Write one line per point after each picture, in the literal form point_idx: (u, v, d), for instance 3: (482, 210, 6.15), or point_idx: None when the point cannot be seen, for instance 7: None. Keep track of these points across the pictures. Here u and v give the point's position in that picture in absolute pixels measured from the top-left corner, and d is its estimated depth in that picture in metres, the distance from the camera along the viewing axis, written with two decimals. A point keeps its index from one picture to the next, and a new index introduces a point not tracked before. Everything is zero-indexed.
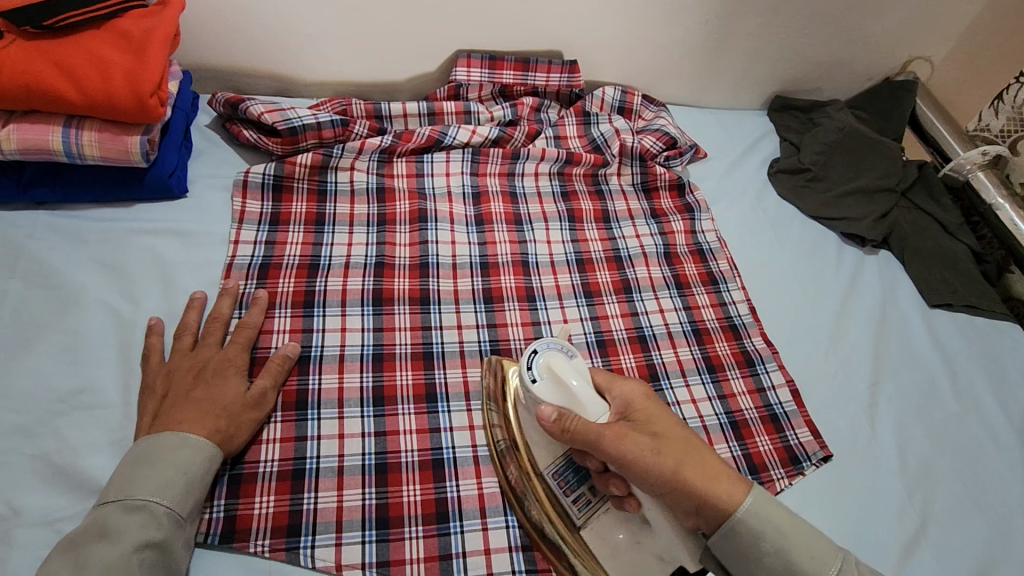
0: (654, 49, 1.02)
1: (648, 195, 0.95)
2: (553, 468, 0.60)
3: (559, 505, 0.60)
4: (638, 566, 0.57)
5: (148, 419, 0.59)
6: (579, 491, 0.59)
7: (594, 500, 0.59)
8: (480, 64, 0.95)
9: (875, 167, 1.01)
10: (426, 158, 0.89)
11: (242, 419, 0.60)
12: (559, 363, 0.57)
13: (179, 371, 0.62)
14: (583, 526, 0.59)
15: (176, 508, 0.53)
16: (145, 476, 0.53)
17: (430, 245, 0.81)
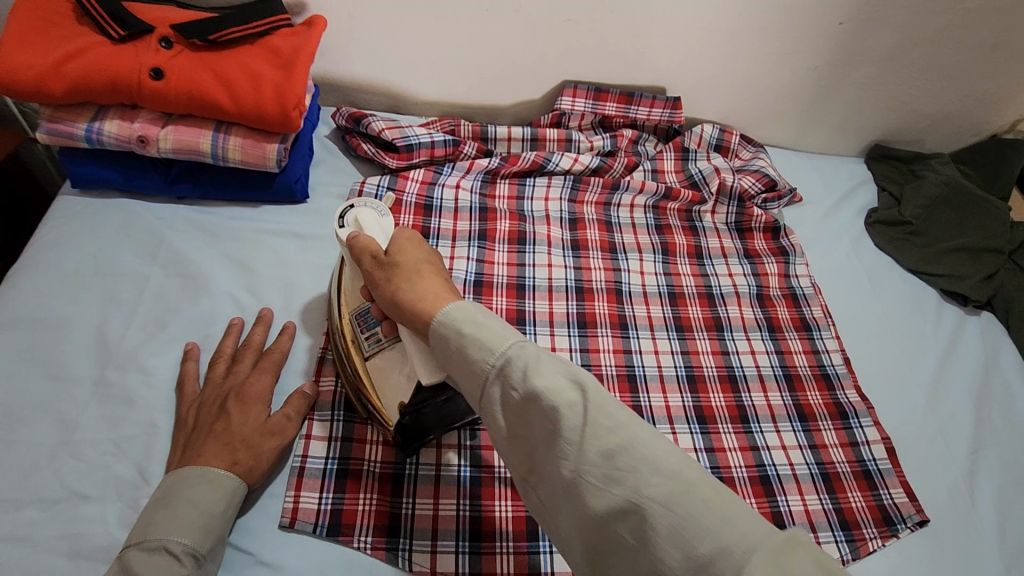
0: (756, 91, 1.02)
1: (741, 234, 0.95)
2: (362, 309, 0.65)
3: (357, 345, 0.64)
4: (397, 392, 0.62)
5: (178, 452, 0.59)
6: (372, 330, 0.64)
7: (383, 339, 0.63)
8: (585, 95, 0.98)
9: (982, 226, 0.98)
10: (528, 182, 0.92)
11: (263, 449, 0.60)
12: (365, 217, 0.61)
13: (208, 402, 0.62)
14: (370, 357, 0.64)
15: (195, 545, 0.53)
16: (164, 509, 0.54)
17: (527, 268, 0.84)
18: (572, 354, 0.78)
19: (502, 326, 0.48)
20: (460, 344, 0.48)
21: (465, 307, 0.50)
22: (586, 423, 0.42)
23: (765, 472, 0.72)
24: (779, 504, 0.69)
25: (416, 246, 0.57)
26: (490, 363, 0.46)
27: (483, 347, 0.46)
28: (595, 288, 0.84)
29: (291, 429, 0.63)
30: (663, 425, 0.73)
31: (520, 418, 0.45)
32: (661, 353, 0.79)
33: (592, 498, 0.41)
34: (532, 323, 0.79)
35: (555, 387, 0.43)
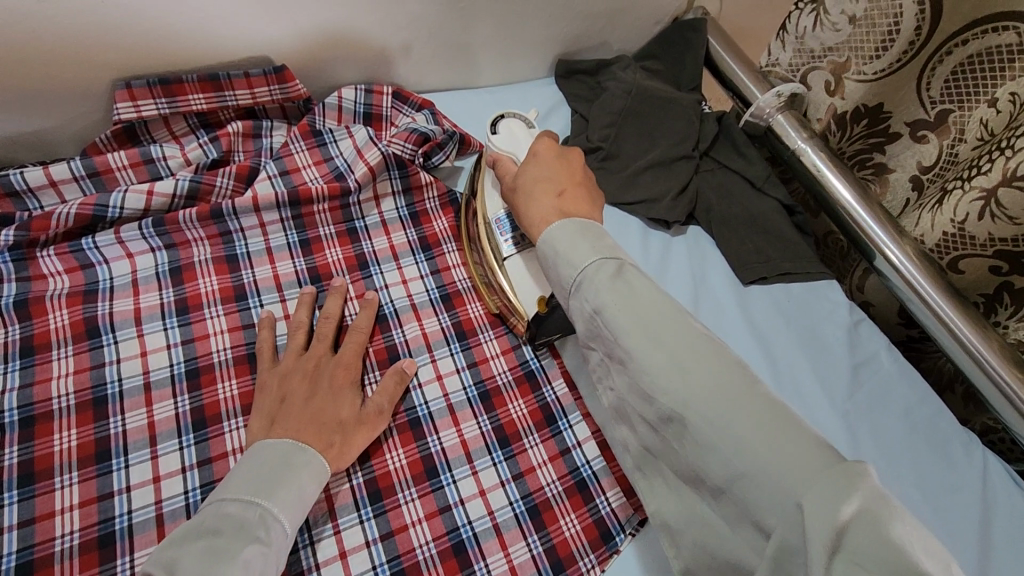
0: (386, 35, 0.81)
1: (415, 221, 0.78)
2: (497, 213, 0.71)
3: (496, 249, 0.70)
4: (541, 288, 0.67)
5: (264, 424, 0.57)
6: (515, 234, 0.69)
7: (523, 242, 0.69)
8: (148, 94, 0.71)
9: (670, 131, 0.89)
10: (87, 243, 0.65)
11: (356, 430, 0.59)
12: (515, 128, 0.75)
13: (288, 414, 0.58)
14: (507, 262, 0.69)
15: (282, 520, 0.51)
16: (260, 473, 0.52)
17: (107, 368, 0.60)
18: (187, 475, 0.57)
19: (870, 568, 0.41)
20: (555, 258, 0.59)
21: (573, 226, 0.59)
22: (699, 462, 0.48)
23: (458, 536, 0.59)
24: (476, 575, 0.57)
25: (567, 161, 0.68)
26: (576, 275, 0.57)
27: (573, 264, 0.57)
28: (216, 363, 0.63)
29: (383, 421, 0.61)
30: (322, 528, 0.57)
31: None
32: (351, 549, 0.57)
33: None
34: (122, 449, 0.57)
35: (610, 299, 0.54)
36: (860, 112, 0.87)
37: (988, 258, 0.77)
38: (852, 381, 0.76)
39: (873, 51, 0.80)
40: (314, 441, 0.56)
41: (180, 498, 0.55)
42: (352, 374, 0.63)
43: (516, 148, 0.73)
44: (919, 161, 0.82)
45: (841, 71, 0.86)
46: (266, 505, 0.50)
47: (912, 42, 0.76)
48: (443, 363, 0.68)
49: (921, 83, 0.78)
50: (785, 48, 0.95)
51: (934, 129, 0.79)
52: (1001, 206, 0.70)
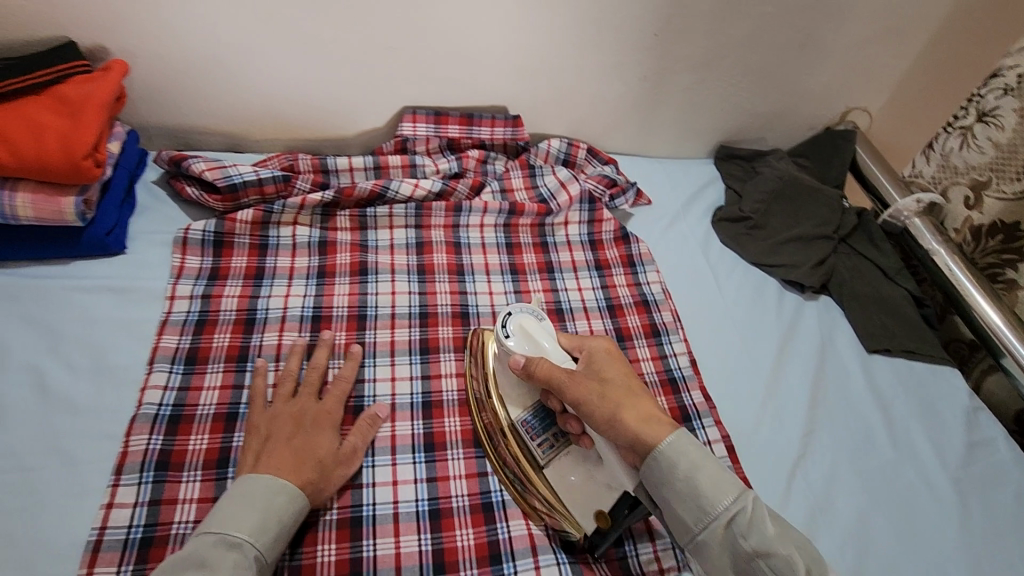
0: (593, 105, 1.06)
1: (593, 246, 0.97)
2: (524, 416, 0.69)
3: (529, 453, 0.69)
4: (594, 500, 0.65)
5: (251, 458, 0.62)
6: (545, 437, 0.68)
7: (558, 444, 0.68)
8: (425, 120, 0.99)
9: (813, 215, 1.04)
10: (370, 211, 0.89)
11: (330, 475, 0.64)
12: (531, 324, 0.69)
13: (282, 417, 0.66)
14: (546, 467, 0.67)
15: (265, 553, 0.56)
16: (250, 510, 0.57)
17: (369, 297, 0.83)
18: (412, 382, 0.77)
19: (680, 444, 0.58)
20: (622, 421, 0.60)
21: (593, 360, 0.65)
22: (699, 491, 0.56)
23: None
24: None
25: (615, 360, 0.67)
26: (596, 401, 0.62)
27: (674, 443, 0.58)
28: (440, 312, 0.83)
29: (356, 462, 0.67)
30: None
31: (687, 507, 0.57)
32: None
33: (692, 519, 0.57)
34: (372, 353, 0.78)
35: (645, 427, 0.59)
36: (996, 228, 0.97)
37: None
38: (966, 454, 0.83)
39: (1012, 174, 0.93)
40: (295, 477, 0.61)
41: (407, 397, 0.75)
42: (333, 419, 0.68)
43: (545, 352, 0.67)
44: None
45: (982, 188, 0.98)
46: (250, 546, 0.55)
47: None
48: None
49: None
50: (928, 163, 1.07)
51: None
52: None
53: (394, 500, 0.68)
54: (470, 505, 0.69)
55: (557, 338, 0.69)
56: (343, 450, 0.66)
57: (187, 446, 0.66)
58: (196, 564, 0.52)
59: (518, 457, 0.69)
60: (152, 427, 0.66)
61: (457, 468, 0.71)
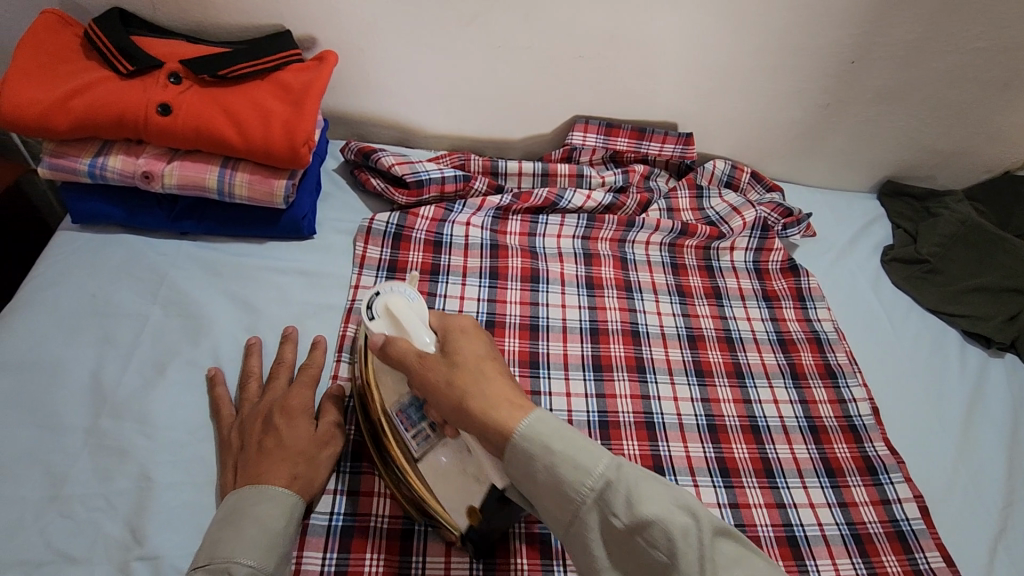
0: (764, 128, 1.02)
1: (759, 275, 0.93)
2: (399, 407, 0.59)
3: (403, 444, 0.59)
4: (464, 495, 0.57)
5: (230, 474, 0.57)
6: (419, 429, 0.58)
7: (433, 436, 0.58)
8: (596, 130, 0.98)
9: (1001, 264, 0.95)
10: (540, 219, 0.89)
11: (317, 461, 0.59)
12: (397, 306, 0.59)
13: (250, 419, 0.61)
14: (420, 461, 0.58)
15: (261, 565, 0.50)
16: (252, 533, 0.51)
17: (541, 306, 0.81)
18: (588, 399, 0.74)
19: (577, 455, 0.47)
20: (547, 461, 0.47)
21: (498, 381, 0.53)
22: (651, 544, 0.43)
23: (793, 532, 0.68)
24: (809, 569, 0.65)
25: (465, 334, 0.56)
26: (524, 438, 0.49)
27: (581, 468, 0.47)
28: (610, 329, 0.81)
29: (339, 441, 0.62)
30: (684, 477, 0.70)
31: (618, 541, 0.45)
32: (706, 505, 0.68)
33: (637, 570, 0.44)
34: (547, 364, 0.76)
35: (582, 461, 0.47)
36: None
37: None
38: None
39: None
40: (279, 476, 0.55)
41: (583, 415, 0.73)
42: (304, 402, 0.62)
43: (406, 332, 0.58)
44: None
45: None
46: (244, 566, 0.49)
47: None
48: (778, 391, 0.80)
49: None
50: None
51: None
52: None
53: None
54: None
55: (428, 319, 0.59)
56: (323, 432, 0.61)
57: None
58: None
59: (394, 455, 0.59)
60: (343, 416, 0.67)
61: None
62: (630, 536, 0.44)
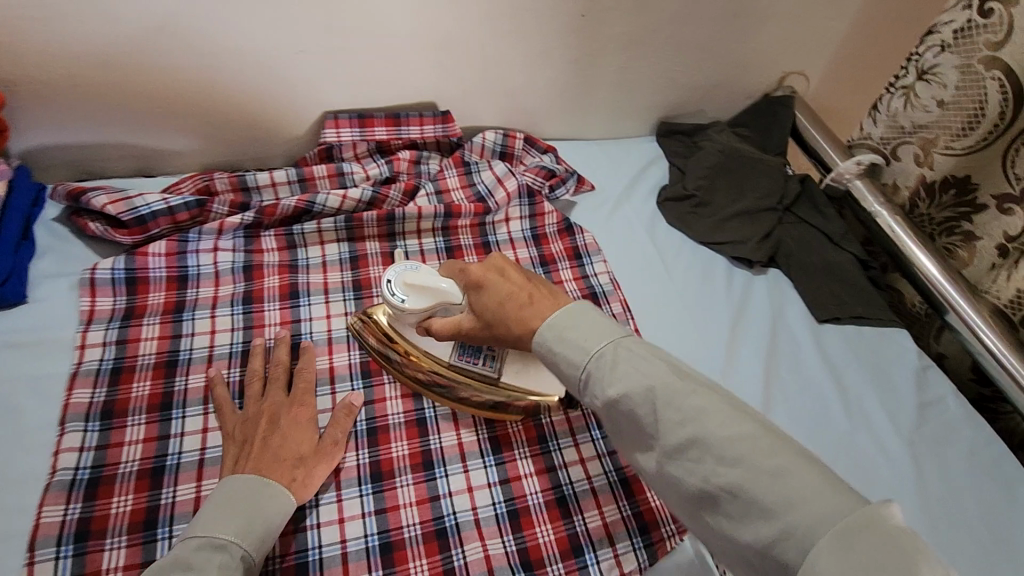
0: (525, 91, 1.02)
1: (537, 241, 0.94)
2: (455, 354, 0.72)
3: (472, 376, 0.72)
4: (538, 381, 0.72)
5: (230, 462, 0.63)
6: (483, 355, 0.72)
7: (496, 352, 0.72)
8: (349, 124, 0.94)
9: (756, 186, 1.02)
10: (296, 229, 0.84)
11: (315, 468, 0.64)
12: (411, 277, 0.69)
13: (251, 419, 0.66)
14: (501, 377, 0.71)
15: (251, 553, 0.56)
16: (230, 514, 0.56)
17: (303, 323, 0.78)
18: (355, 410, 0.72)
19: (651, 367, 0.53)
20: (612, 358, 0.54)
21: (562, 316, 0.57)
22: (715, 456, 0.49)
23: (562, 492, 0.70)
24: (575, 524, 0.67)
25: (506, 275, 0.63)
26: (581, 373, 0.55)
27: (655, 377, 0.53)
28: None
29: (337, 453, 0.67)
30: (454, 465, 0.70)
31: (676, 452, 0.51)
32: (475, 489, 0.68)
33: (687, 477, 0.50)
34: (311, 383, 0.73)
35: (631, 390, 0.53)
36: (949, 183, 0.94)
37: None
38: (918, 416, 0.83)
39: (959, 132, 0.89)
40: (279, 476, 0.61)
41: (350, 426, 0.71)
42: (307, 411, 0.68)
43: (438, 294, 0.68)
44: (1005, 231, 0.89)
45: (930, 146, 0.94)
46: (236, 547, 0.55)
47: (997, 125, 0.85)
48: None
49: (1008, 162, 0.87)
50: (877, 124, 1.02)
51: (1018, 202, 0.86)
52: None
53: (343, 540, 0.64)
54: (424, 535, 0.65)
55: (440, 274, 0.70)
56: (325, 443, 0.66)
57: (109, 511, 0.61)
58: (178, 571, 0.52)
59: (460, 380, 0.72)
60: (68, 496, 0.61)
61: (408, 495, 0.67)
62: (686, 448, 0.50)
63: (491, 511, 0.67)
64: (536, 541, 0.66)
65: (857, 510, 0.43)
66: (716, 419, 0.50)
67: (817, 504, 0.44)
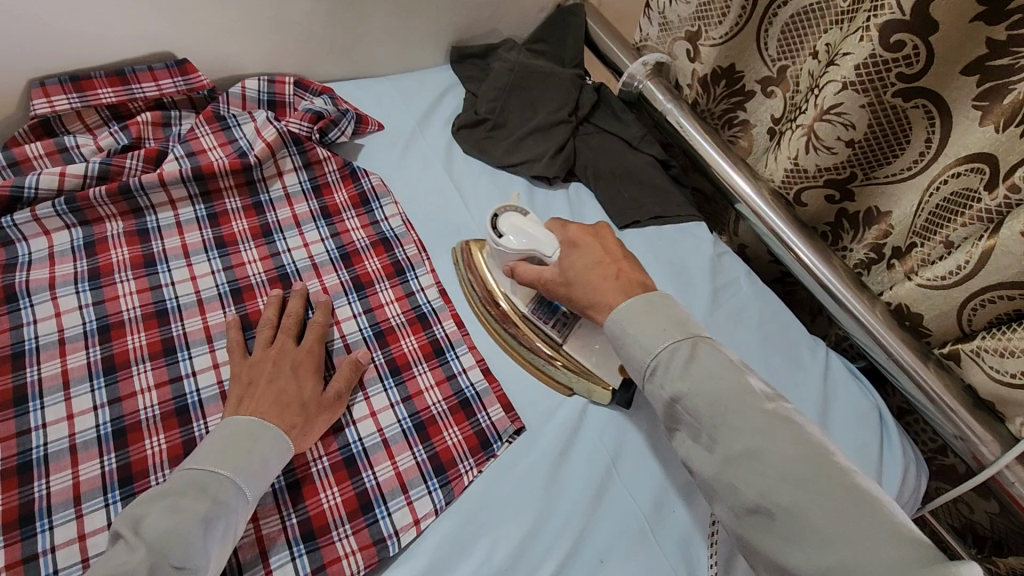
0: (281, 27, 0.91)
1: (318, 193, 0.86)
2: (530, 306, 0.74)
3: (542, 334, 0.73)
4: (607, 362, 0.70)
5: (234, 402, 0.62)
6: (555, 317, 0.73)
7: (569, 320, 0.73)
8: (61, 90, 0.80)
9: (548, 101, 1.00)
10: (5, 221, 0.71)
11: (315, 420, 0.64)
12: (520, 222, 0.72)
13: (261, 363, 0.65)
14: (564, 344, 0.72)
15: (244, 481, 0.55)
16: (225, 447, 0.56)
17: (26, 327, 0.67)
18: (98, 412, 0.63)
19: (723, 368, 0.57)
20: (688, 352, 0.59)
21: (641, 303, 0.62)
22: (770, 479, 0.52)
23: (349, 451, 0.65)
24: (364, 481, 0.63)
25: (602, 239, 0.69)
26: (650, 361, 0.59)
27: (723, 381, 0.56)
28: (126, 320, 0.69)
29: (339, 409, 0.66)
30: None
31: (735, 462, 0.54)
32: None
33: (743, 488, 0.53)
34: (38, 393, 0.63)
35: (700, 387, 0.57)
36: (717, 74, 0.97)
37: (822, 187, 0.87)
38: (713, 300, 0.86)
39: (716, 19, 0.92)
40: (278, 421, 0.60)
41: (91, 432, 0.62)
42: (311, 360, 0.68)
43: (531, 244, 0.70)
44: (772, 114, 0.94)
45: (696, 39, 0.97)
46: (226, 474, 0.55)
47: (743, 7, 0.88)
48: (341, 310, 0.76)
49: (761, 44, 0.90)
50: (651, 24, 1.06)
51: (777, 83, 0.91)
52: (820, 139, 0.81)
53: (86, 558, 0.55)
54: None
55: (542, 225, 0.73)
56: (328, 396, 0.65)
57: None
58: (178, 491, 0.53)
59: (534, 340, 0.73)
60: None
61: None
62: (753, 460, 0.53)
63: (269, 487, 0.61)
64: (319, 508, 0.61)
65: (919, 559, 0.46)
66: (781, 438, 0.53)
67: (869, 545, 0.48)
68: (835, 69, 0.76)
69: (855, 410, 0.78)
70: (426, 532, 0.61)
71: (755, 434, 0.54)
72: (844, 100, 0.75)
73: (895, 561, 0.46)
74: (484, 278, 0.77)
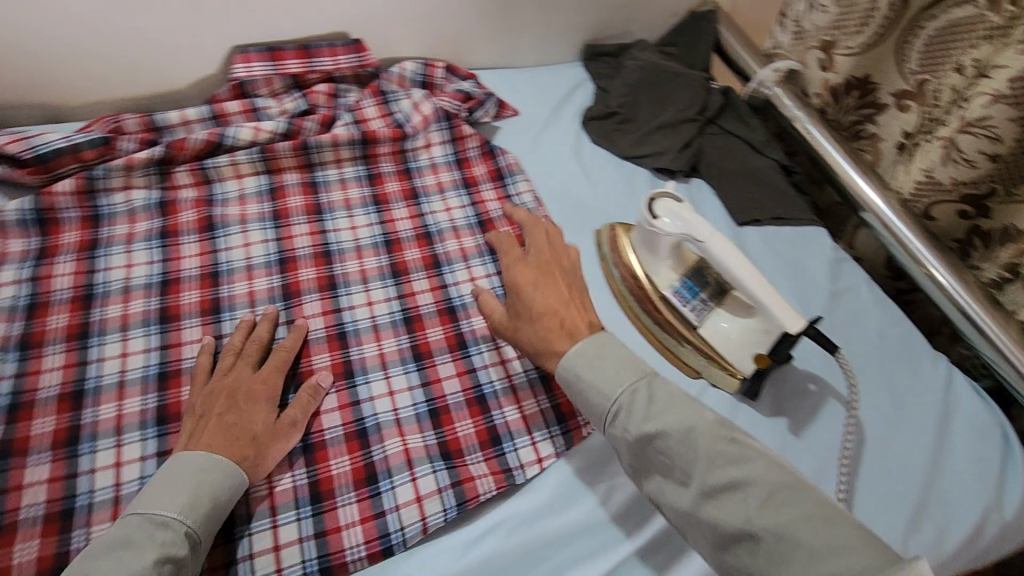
0: (440, 16, 1.01)
1: (459, 165, 0.94)
2: (673, 286, 0.77)
3: (679, 316, 0.76)
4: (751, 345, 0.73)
5: (183, 437, 0.61)
6: (694, 302, 0.75)
7: (708, 305, 0.75)
8: (259, 58, 0.93)
9: (677, 99, 1.03)
10: (210, 163, 0.84)
11: (268, 451, 0.61)
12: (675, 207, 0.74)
13: (215, 393, 0.63)
14: (701, 327, 0.75)
15: (196, 529, 0.54)
16: (175, 490, 0.55)
17: (221, 253, 0.78)
18: (275, 329, 0.73)
19: (682, 408, 0.58)
20: (632, 394, 0.60)
21: (592, 346, 0.64)
22: (748, 502, 0.52)
23: (481, 391, 0.71)
24: (494, 418, 0.70)
25: (557, 284, 0.71)
26: (610, 404, 0.60)
27: (683, 418, 0.57)
28: (299, 255, 0.80)
29: (293, 435, 0.64)
30: (375, 373, 0.71)
31: (697, 496, 0.54)
32: (396, 393, 0.70)
33: (724, 517, 0.52)
34: (230, 306, 0.74)
35: (667, 424, 0.57)
36: (852, 84, 0.98)
37: (956, 202, 0.86)
38: (830, 302, 0.87)
39: (855, 30, 0.93)
40: (231, 454, 0.59)
41: (271, 344, 0.72)
42: (267, 391, 0.64)
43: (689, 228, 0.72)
44: (903, 128, 0.93)
45: (831, 49, 0.98)
46: (179, 522, 0.54)
47: (888, 19, 0.89)
48: (476, 270, 0.83)
49: (902, 56, 0.90)
50: (786, 31, 1.08)
51: (913, 97, 0.90)
52: (959, 151, 0.80)
53: None
54: (344, 436, 0.66)
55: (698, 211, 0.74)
56: (282, 423, 0.63)
57: (30, 431, 0.63)
58: (118, 547, 0.51)
59: (670, 321, 0.76)
60: None
61: (329, 401, 0.68)
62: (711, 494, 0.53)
63: (413, 410, 0.69)
64: (455, 435, 0.68)
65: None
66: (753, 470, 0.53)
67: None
68: (986, 82, 0.76)
69: (977, 424, 0.77)
70: (547, 470, 0.67)
71: (733, 465, 0.54)
72: (992, 113, 0.75)
73: (882, 565, 0.46)
74: (626, 259, 0.81)
